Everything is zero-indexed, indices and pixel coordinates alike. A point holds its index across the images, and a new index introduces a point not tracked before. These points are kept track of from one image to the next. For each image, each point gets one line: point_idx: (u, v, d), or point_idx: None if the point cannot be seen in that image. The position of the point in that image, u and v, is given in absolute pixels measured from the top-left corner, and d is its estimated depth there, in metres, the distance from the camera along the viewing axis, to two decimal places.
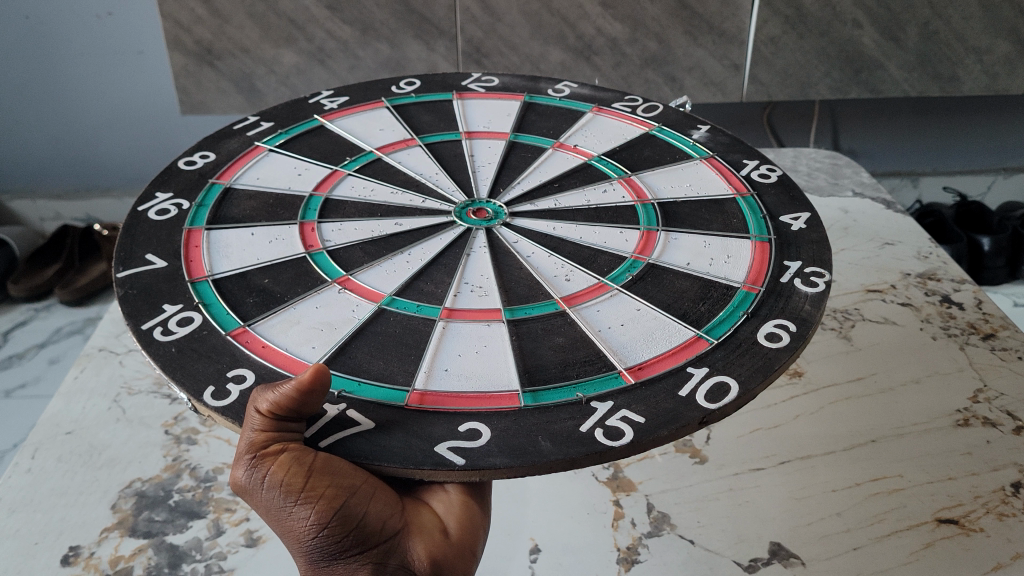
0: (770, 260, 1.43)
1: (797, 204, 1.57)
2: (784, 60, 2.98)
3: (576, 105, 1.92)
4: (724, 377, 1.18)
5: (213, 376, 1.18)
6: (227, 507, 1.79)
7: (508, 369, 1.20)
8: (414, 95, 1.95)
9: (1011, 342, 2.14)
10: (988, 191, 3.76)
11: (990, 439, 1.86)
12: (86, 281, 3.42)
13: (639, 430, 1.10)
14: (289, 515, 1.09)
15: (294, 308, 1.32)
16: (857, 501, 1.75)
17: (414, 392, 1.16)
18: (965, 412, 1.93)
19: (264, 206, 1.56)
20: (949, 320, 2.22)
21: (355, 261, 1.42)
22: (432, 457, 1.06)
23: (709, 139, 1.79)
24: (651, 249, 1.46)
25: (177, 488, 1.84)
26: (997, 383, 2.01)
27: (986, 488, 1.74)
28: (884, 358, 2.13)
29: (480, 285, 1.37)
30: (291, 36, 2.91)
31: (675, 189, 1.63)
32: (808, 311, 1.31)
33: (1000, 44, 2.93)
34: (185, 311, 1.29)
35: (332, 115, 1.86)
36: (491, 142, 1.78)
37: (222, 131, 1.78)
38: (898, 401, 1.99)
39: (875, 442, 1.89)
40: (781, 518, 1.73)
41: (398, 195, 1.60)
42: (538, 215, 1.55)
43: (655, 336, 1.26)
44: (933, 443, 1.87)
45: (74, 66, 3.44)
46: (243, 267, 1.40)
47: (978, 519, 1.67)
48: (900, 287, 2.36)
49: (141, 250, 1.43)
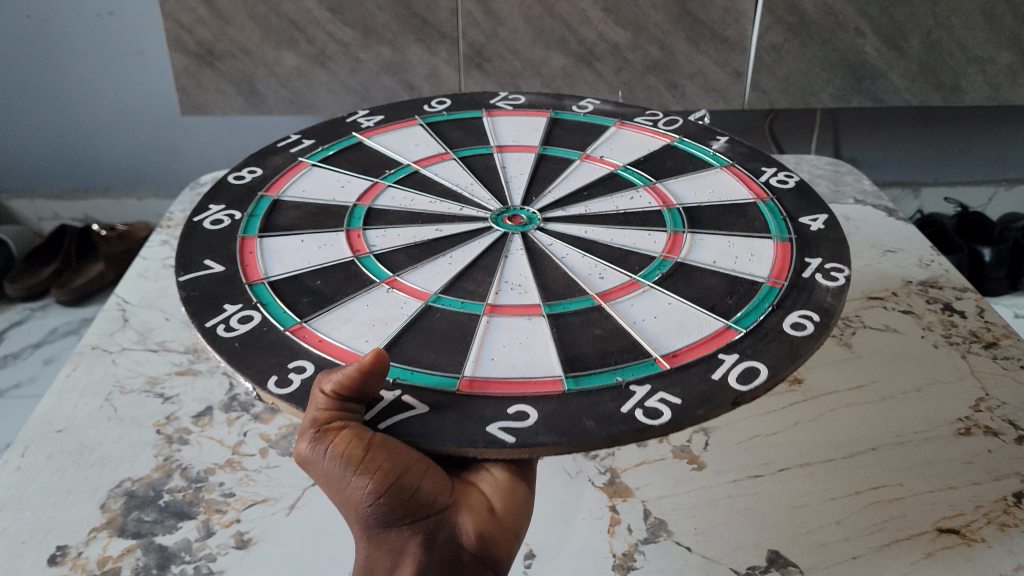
0: (790, 258, 1.42)
1: (816, 207, 1.56)
2: (787, 68, 2.99)
3: (599, 121, 1.90)
4: (754, 362, 1.18)
5: (275, 366, 1.19)
6: (218, 508, 1.77)
7: (551, 358, 1.21)
8: (445, 113, 1.93)
9: (1014, 351, 2.11)
10: (989, 202, 3.79)
11: (992, 448, 1.84)
12: (82, 282, 3.42)
13: (677, 410, 1.11)
14: (346, 486, 1.10)
15: (345, 306, 1.32)
16: (866, 505, 1.74)
17: (464, 377, 1.17)
18: (966, 421, 1.92)
19: (310, 215, 1.56)
20: (950, 329, 2.20)
21: (399, 264, 1.42)
22: (485, 436, 1.07)
23: (729, 149, 1.77)
24: (678, 249, 1.45)
25: (168, 488, 1.81)
26: (998, 392, 1.99)
27: (987, 498, 1.72)
28: (884, 365, 2.11)
29: (519, 284, 1.36)
30: (293, 38, 2.90)
31: (699, 195, 1.61)
32: (830, 302, 1.30)
33: (1001, 55, 2.96)
34: (245, 310, 1.30)
35: (369, 132, 1.85)
36: (522, 154, 1.77)
37: (265, 149, 1.77)
38: (900, 409, 1.97)
39: (881, 449, 1.87)
40: (790, 519, 1.72)
41: (436, 203, 1.59)
42: (570, 220, 1.54)
43: (686, 327, 1.26)
44: (933, 452, 1.85)
45: (76, 65, 3.43)
46: (295, 270, 1.40)
47: (979, 529, 1.65)
48: (902, 295, 2.34)
49: (199, 256, 1.43)
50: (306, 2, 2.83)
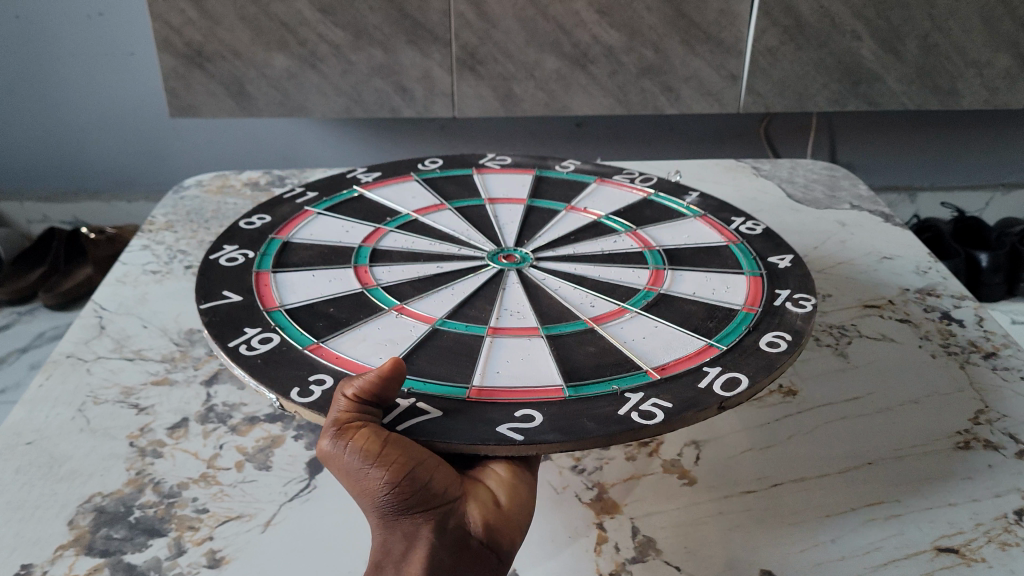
0: (763, 289, 1.38)
1: (783, 249, 1.53)
2: (781, 71, 2.96)
3: (581, 177, 1.86)
4: (734, 373, 1.16)
5: (296, 378, 1.15)
6: (191, 525, 1.13)
7: (551, 369, 1.18)
8: (439, 170, 1.90)
9: (1018, 362, 1.58)
10: (986, 207, 3.81)
11: (994, 463, 1.36)
12: (69, 286, 3.36)
13: (670, 412, 1.08)
14: (363, 478, 1.03)
15: (358, 330, 1.28)
16: (853, 527, 1.26)
17: (472, 387, 1.14)
18: (965, 435, 1.42)
19: (320, 254, 1.51)
20: (948, 339, 1.65)
21: (406, 294, 1.38)
22: (495, 433, 1.05)
23: (700, 202, 1.73)
24: (662, 281, 1.42)
25: (137, 505, 1.16)
26: (1002, 404, 1.47)
27: (987, 514, 1.26)
28: (885, 380, 1.54)
29: (518, 310, 1.33)
30: (282, 40, 2.86)
31: (675, 239, 1.58)
32: (801, 325, 1.28)
33: (1000, 58, 2.94)
34: (264, 332, 1.25)
35: (369, 185, 1.81)
36: (512, 206, 1.72)
37: (271, 200, 1.72)
38: (897, 423, 1.44)
39: (875, 465, 1.37)
40: (744, 551, 1.23)
41: (436, 245, 1.56)
42: (560, 257, 1.51)
43: (673, 344, 1.24)
44: (933, 473, 1.34)
45: (66, 66, 3.40)
46: (310, 299, 1.35)
47: (979, 546, 1.21)
48: (898, 303, 1.76)
49: (217, 287, 1.38)
50: (297, 3, 2.79)
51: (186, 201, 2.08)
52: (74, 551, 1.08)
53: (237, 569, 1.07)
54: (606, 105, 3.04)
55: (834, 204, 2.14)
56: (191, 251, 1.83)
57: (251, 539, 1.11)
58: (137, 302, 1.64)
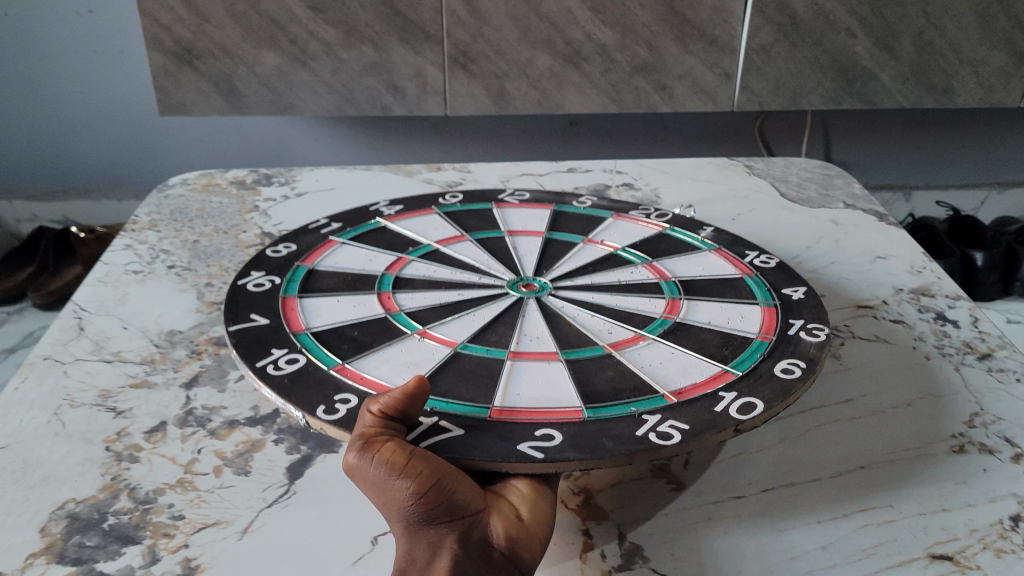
0: (777, 319, 1.34)
1: (796, 280, 1.48)
2: (775, 69, 2.94)
3: (598, 213, 1.80)
4: (750, 398, 1.12)
5: (322, 397, 1.12)
6: (166, 532, 1.10)
7: (569, 391, 1.15)
8: (459, 204, 1.84)
9: (1012, 362, 1.45)
10: (982, 205, 3.80)
11: (989, 467, 1.21)
12: (58, 285, 3.32)
13: (688, 433, 1.05)
14: (388, 492, 0.96)
15: (381, 351, 1.25)
16: (841, 535, 1.10)
17: (493, 408, 1.11)
18: (960, 437, 1.27)
19: (345, 281, 1.47)
20: (942, 337, 1.53)
21: (428, 318, 1.34)
22: (516, 451, 1.02)
23: (714, 237, 1.68)
24: (678, 310, 1.37)
25: (112, 511, 1.13)
26: (997, 406, 1.34)
27: (983, 521, 1.11)
28: (879, 377, 1.41)
29: (538, 334, 1.29)
30: (274, 37, 2.83)
31: (691, 270, 1.53)
32: (815, 354, 1.23)
33: (995, 56, 2.93)
34: (292, 352, 1.23)
35: (392, 217, 1.76)
36: (530, 239, 1.67)
37: (298, 230, 1.68)
38: (895, 424, 1.30)
39: (867, 470, 1.21)
40: (721, 562, 1.07)
41: (457, 274, 1.51)
42: (579, 287, 1.46)
43: (690, 369, 1.19)
44: (934, 475, 1.20)
45: (54, 65, 3.38)
46: (336, 322, 1.32)
47: (974, 554, 1.06)
48: (891, 302, 1.65)
49: (245, 310, 1.35)
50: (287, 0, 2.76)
51: (171, 200, 2.04)
52: (45, 559, 1.05)
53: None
54: (600, 104, 3.01)
55: (829, 202, 2.11)
56: (174, 251, 1.80)
57: (229, 545, 1.08)
58: (118, 303, 1.61)
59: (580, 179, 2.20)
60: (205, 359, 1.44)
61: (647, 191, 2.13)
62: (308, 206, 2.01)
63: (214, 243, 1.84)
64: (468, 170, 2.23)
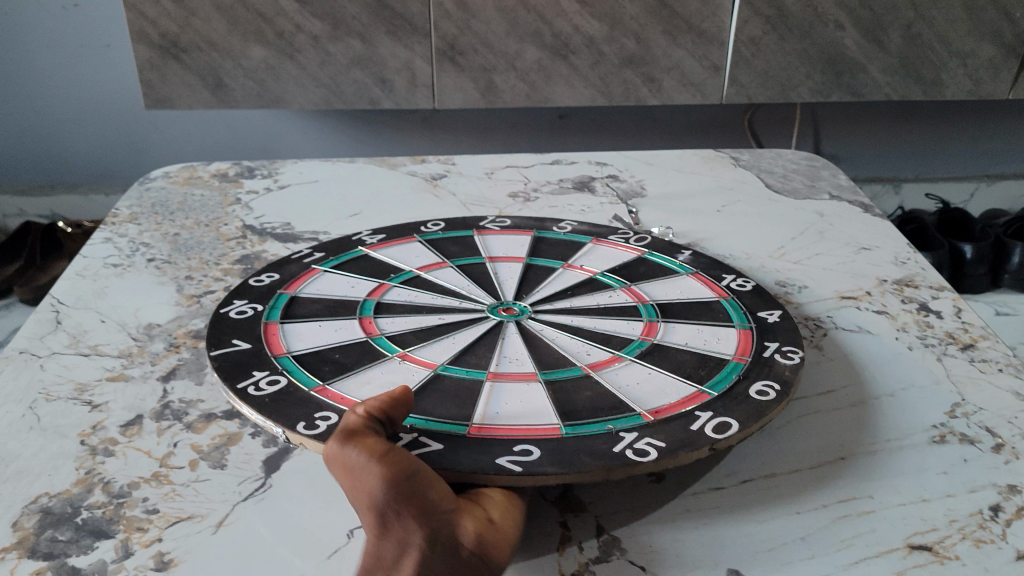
0: (753, 341, 1.32)
1: (772, 302, 1.45)
2: (765, 61, 2.93)
3: (578, 237, 1.74)
4: (725, 418, 1.12)
5: (303, 415, 1.11)
6: (142, 524, 1.09)
7: (547, 410, 1.14)
8: (443, 232, 1.75)
9: (994, 353, 1.45)
10: (971, 198, 3.81)
11: (969, 458, 1.20)
12: (46, 280, 3.28)
13: (663, 450, 1.05)
14: (359, 483, 0.96)
15: (361, 372, 1.23)
16: (820, 526, 1.10)
17: (472, 425, 1.11)
18: (940, 428, 1.26)
19: (327, 308, 1.42)
20: (924, 328, 1.52)
21: (409, 340, 1.32)
22: (493, 463, 1.03)
23: (693, 259, 1.63)
24: (655, 331, 1.36)
25: (88, 505, 1.12)
26: (977, 397, 1.33)
27: (962, 512, 1.11)
28: (860, 369, 1.41)
29: (517, 355, 1.28)
30: (260, 30, 2.81)
31: (668, 293, 1.49)
32: (790, 375, 1.23)
33: (983, 48, 2.92)
34: (273, 373, 1.21)
35: (376, 246, 1.67)
36: (512, 264, 1.60)
37: (280, 259, 1.60)
38: (874, 416, 1.29)
39: (847, 461, 1.21)
40: (699, 556, 1.06)
41: (439, 298, 1.46)
42: (558, 311, 1.43)
43: (666, 389, 1.19)
44: (911, 464, 1.19)
45: (40, 58, 3.36)
46: (318, 347, 1.29)
47: (954, 545, 1.06)
48: (876, 294, 1.64)
49: (228, 335, 1.33)
50: None
51: (152, 192, 2.03)
52: (17, 554, 1.04)
53: (188, 570, 1.03)
54: (588, 97, 3.00)
55: (813, 194, 2.11)
56: (154, 244, 1.78)
57: (204, 539, 1.07)
58: (96, 297, 1.59)
59: (562, 172, 2.19)
60: (184, 352, 1.43)
61: (632, 182, 2.13)
62: (291, 199, 1.99)
63: (195, 236, 1.82)
64: (452, 163, 2.22)
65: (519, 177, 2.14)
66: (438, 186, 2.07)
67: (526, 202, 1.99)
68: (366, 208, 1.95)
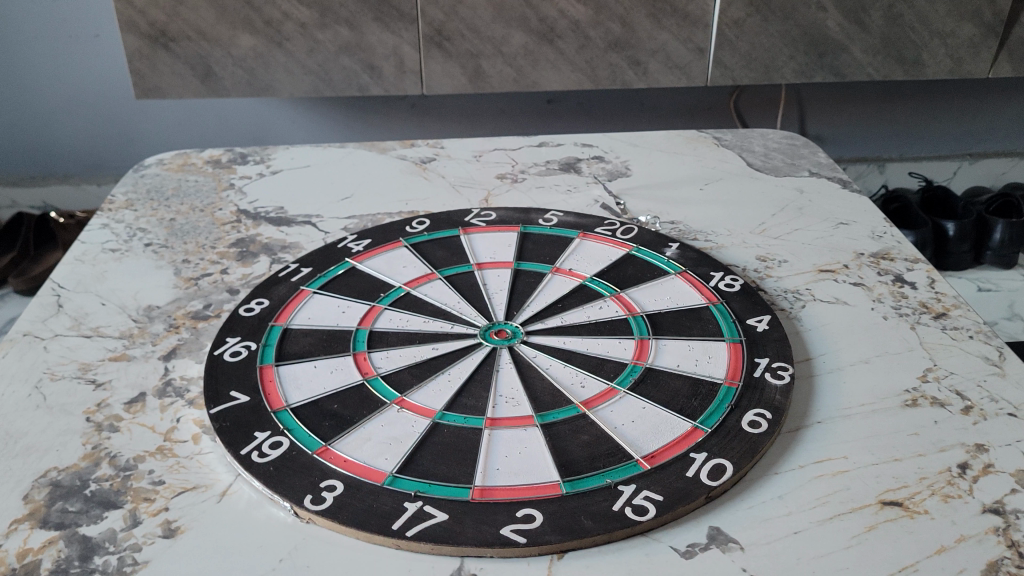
0: (742, 357, 1.36)
1: (760, 307, 1.50)
2: (748, 43, 2.98)
3: (563, 232, 1.77)
4: (720, 458, 1.15)
5: (308, 486, 1.11)
6: (148, 495, 1.14)
7: (546, 461, 1.15)
8: (426, 232, 1.76)
9: (965, 321, 1.50)
10: (954, 175, 3.87)
11: (938, 419, 1.26)
12: (40, 270, 3.32)
13: (662, 506, 1.08)
14: None
15: (360, 428, 1.22)
16: (795, 484, 1.15)
17: (474, 487, 1.11)
18: (912, 392, 1.32)
19: (320, 341, 1.41)
20: (899, 299, 1.57)
21: (405, 383, 1.31)
22: (500, 536, 1.05)
23: (680, 254, 1.68)
24: (647, 354, 1.37)
25: (95, 477, 1.16)
26: (947, 361, 1.39)
27: (932, 469, 1.17)
28: (835, 338, 1.46)
29: (512, 395, 1.28)
30: (247, 18, 2.83)
31: (657, 302, 1.51)
32: (780, 401, 1.26)
33: (963, 27, 2.98)
34: (274, 436, 1.20)
35: (360, 256, 1.67)
36: (499, 270, 1.62)
37: (268, 279, 1.59)
38: (849, 382, 1.35)
39: (823, 425, 1.26)
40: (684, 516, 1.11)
41: (430, 322, 1.47)
42: (550, 331, 1.44)
43: (660, 427, 1.21)
44: (884, 426, 1.25)
45: (29, 50, 3.37)
46: (315, 395, 1.28)
47: (923, 501, 1.12)
48: (853, 266, 1.69)
49: (224, 388, 1.29)
50: None
51: (147, 179, 2.07)
52: (29, 524, 1.09)
53: (195, 536, 1.08)
54: (575, 80, 3.04)
55: (795, 171, 2.16)
56: (151, 228, 1.82)
57: (207, 507, 1.12)
58: (94, 280, 1.63)
59: (551, 155, 2.22)
60: (183, 333, 1.47)
61: (617, 163, 2.17)
62: (284, 185, 2.03)
63: (190, 221, 1.86)
64: (441, 147, 2.25)
65: (507, 160, 2.18)
66: (427, 169, 2.11)
67: (514, 182, 2.03)
68: (356, 192, 1.99)
